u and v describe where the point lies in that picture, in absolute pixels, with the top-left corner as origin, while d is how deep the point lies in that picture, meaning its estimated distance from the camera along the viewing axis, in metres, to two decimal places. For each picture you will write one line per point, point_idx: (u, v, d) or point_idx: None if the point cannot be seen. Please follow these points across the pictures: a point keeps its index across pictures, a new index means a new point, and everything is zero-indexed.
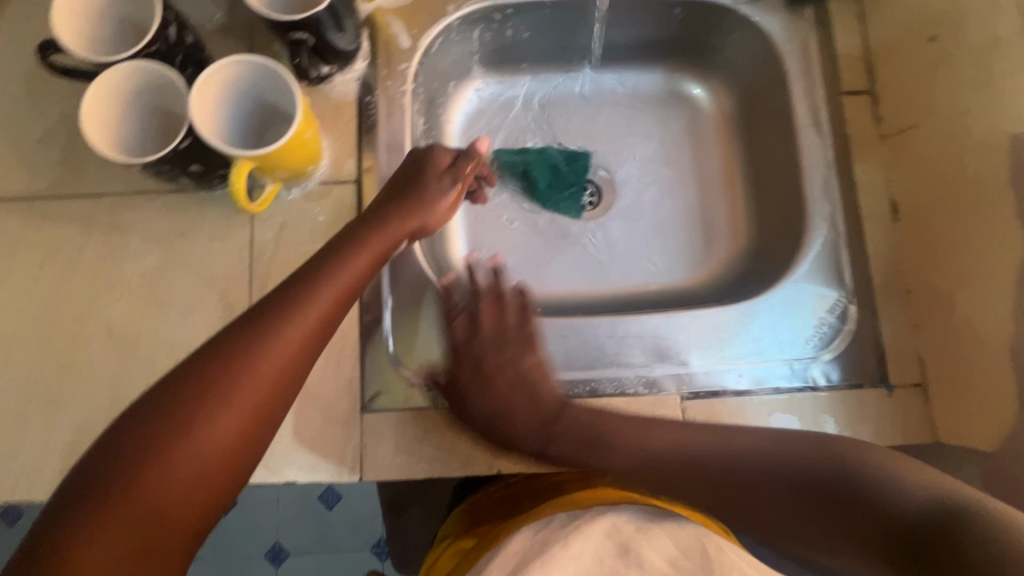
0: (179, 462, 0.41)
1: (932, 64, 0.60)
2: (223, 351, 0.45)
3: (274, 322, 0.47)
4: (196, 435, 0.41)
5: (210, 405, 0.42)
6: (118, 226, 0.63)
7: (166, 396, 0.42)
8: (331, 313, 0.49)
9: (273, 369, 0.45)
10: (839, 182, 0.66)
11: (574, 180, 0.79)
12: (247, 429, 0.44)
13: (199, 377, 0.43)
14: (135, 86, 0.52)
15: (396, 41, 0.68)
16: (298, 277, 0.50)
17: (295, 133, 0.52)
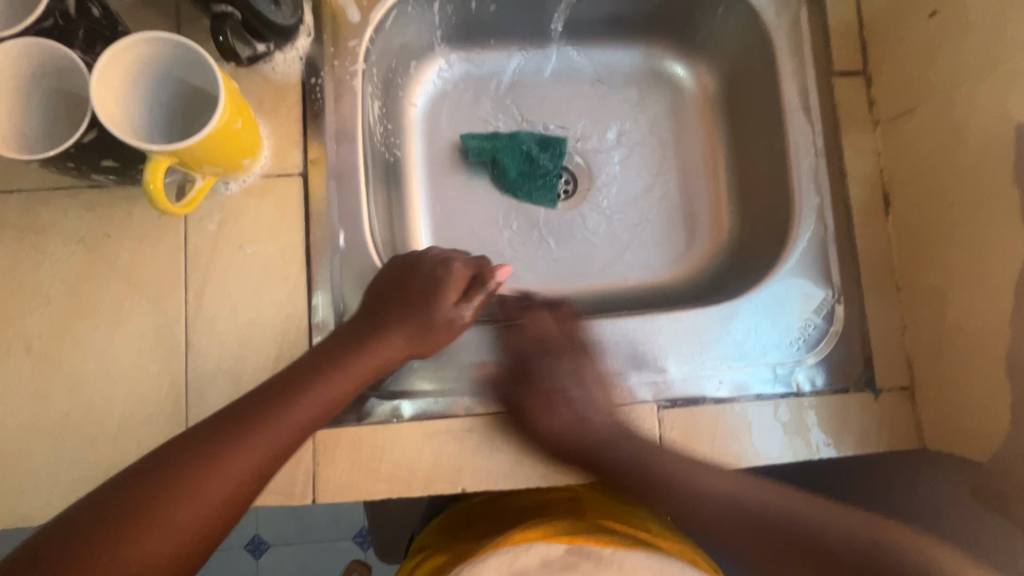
0: (113, 570, 0.38)
1: (931, 42, 0.55)
2: (190, 450, 0.43)
3: (244, 431, 0.44)
4: (136, 539, 0.39)
5: (159, 509, 0.40)
6: (33, 227, 0.56)
7: (125, 488, 0.41)
8: (303, 428, 0.47)
9: (232, 480, 0.43)
10: (828, 172, 0.61)
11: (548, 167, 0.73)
12: (186, 544, 0.40)
13: (160, 475, 0.41)
14: (30, 68, 0.45)
15: (344, 14, 0.60)
16: (282, 378, 0.48)
17: (220, 124, 0.46)
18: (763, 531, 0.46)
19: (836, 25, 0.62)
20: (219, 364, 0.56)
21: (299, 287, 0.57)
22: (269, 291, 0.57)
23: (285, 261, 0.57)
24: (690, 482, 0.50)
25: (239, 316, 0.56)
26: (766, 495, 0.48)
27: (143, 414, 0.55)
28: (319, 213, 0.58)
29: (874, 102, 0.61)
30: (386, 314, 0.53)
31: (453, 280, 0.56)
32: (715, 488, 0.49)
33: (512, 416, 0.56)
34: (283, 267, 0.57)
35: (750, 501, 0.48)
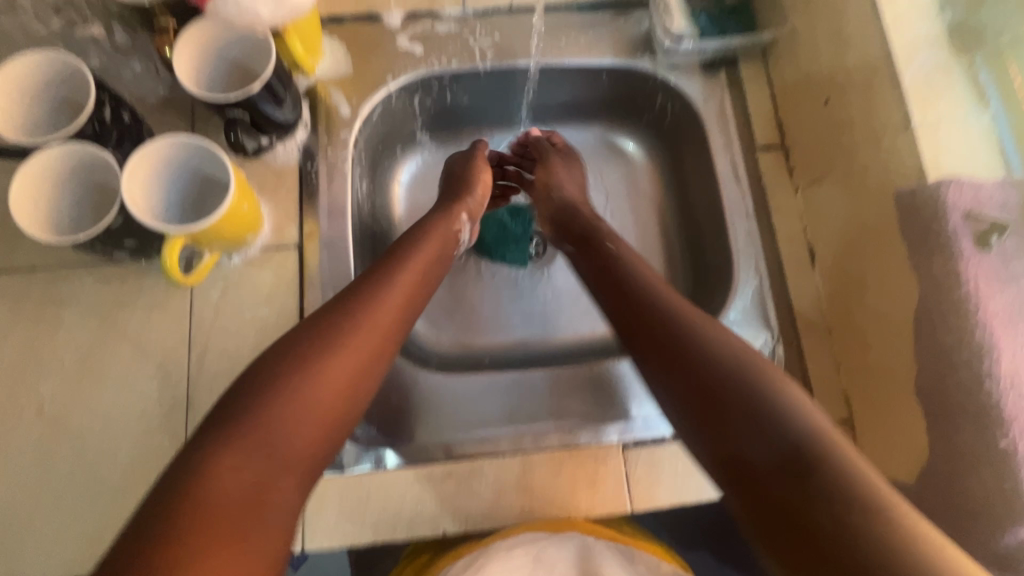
0: (305, 413, 0.45)
1: (829, 125, 0.65)
2: (336, 319, 0.50)
3: (377, 300, 0.53)
4: (315, 387, 0.46)
5: (329, 360, 0.48)
6: (52, 298, 0.62)
7: (291, 349, 0.48)
8: (416, 284, 0.58)
9: (378, 337, 0.51)
10: (759, 230, 0.71)
11: (520, 232, 0.82)
12: (355, 389, 0.49)
13: (323, 338, 0.49)
14: (69, 168, 0.53)
15: (337, 110, 0.70)
16: (385, 266, 0.57)
17: (230, 208, 0.54)
18: (693, 368, 0.48)
19: (756, 108, 0.74)
20: None
21: None
22: (266, 349, 0.63)
23: (282, 323, 0.64)
24: (701, 337, 0.49)
25: (237, 373, 0.62)
26: (734, 347, 0.48)
27: (144, 468, 0.59)
28: (312, 279, 0.65)
29: (793, 171, 0.72)
30: (455, 201, 0.69)
31: (480, 178, 0.73)
32: (720, 338, 0.49)
33: (488, 459, 0.61)
34: (279, 327, 0.63)
35: (727, 353, 0.47)
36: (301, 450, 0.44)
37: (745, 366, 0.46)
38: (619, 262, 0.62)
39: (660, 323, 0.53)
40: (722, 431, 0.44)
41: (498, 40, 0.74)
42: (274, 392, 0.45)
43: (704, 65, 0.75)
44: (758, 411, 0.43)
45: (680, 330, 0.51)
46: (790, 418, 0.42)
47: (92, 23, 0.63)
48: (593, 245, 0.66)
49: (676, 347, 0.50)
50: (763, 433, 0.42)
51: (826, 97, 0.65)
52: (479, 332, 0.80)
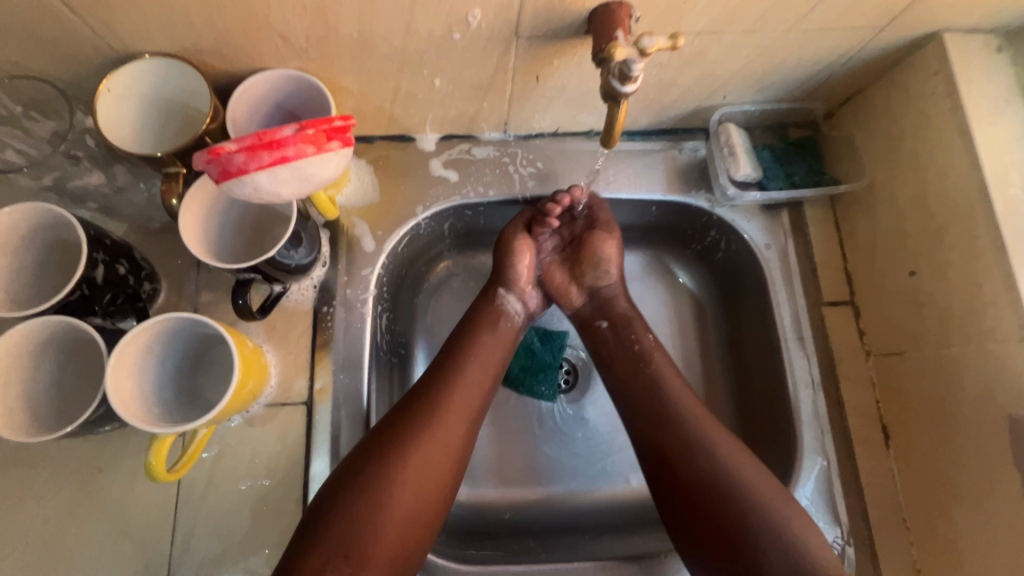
0: (381, 516, 0.48)
1: (913, 299, 0.58)
2: (409, 418, 0.53)
3: (444, 394, 0.55)
4: (388, 490, 0.49)
5: (402, 461, 0.51)
6: (22, 461, 0.54)
7: (368, 451, 0.51)
8: (483, 373, 0.58)
9: (448, 433, 0.54)
10: (826, 402, 0.62)
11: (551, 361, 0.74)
12: (428, 490, 0.51)
13: (397, 440, 0.52)
14: (48, 337, 0.46)
15: (359, 243, 0.63)
16: (450, 355, 0.59)
17: (234, 394, 0.47)
18: (720, 500, 0.51)
19: (824, 258, 0.66)
20: None
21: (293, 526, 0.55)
22: (262, 529, 0.54)
23: (282, 497, 0.55)
24: (729, 467, 0.52)
25: (228, 558, 0.53)
26: (748, 477, 0.51)
27: None
28: (319, 444, 0.57)
29: (865, 333, 0.63)
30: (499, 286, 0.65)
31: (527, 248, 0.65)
32: (738, 466, 0.52)
33: None
34: (279, 503, 0.55)
35: (749, 485, 0.51)
36: (382, 550, 0.48)
37: (760, 493, 0.51)
38: (663, 387, 0.58)
39: (682, 455, 0.54)
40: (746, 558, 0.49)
41: (541, 167, 0.67)
42: (359, 503, 0.48)
43: (766, 205, 0.67)
44: (765, 533, 0.49)
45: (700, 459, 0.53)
46: (803, 553, 0.48)
47: (90, 170, 0.52)
48: (644, 366, 0.60)
49: (702, 482, 0.52)
50: (778, 551, 0.48)
51: (911, 268, 0.58)
52: (502, 482, 0.70)
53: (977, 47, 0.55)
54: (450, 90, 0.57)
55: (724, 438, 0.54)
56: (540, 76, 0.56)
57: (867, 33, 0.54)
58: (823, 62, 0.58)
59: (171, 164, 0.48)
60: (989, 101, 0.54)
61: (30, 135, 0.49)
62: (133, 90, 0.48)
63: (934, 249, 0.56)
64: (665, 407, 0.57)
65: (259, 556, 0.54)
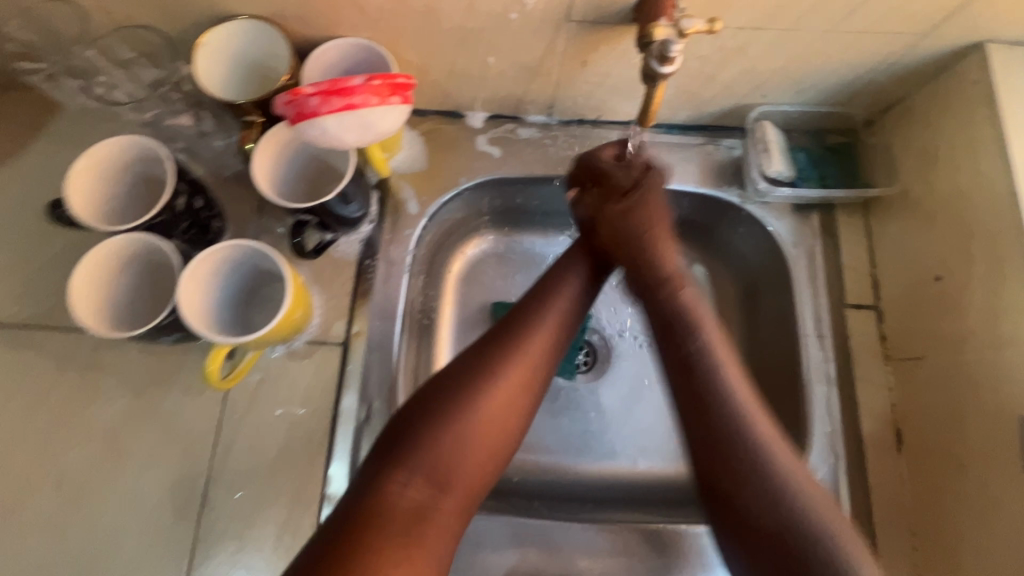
0: (462, 435, 0.49)
1: (937, 304, 0.59)
2: (487, 355, 0.52)
3: (525, 338, 0.53)
4: (464, 424, 0.49)
5: (479, 399, 0.50)
6: (94, 367, 0.61)
7: (445, 386, 0.50)
8: (563, 323, 0.56)
9: (523, 375, 0.52)
10: (841, 400, 0.63)
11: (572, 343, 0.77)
12: (501, 430, 0.50)
13: (482, 365, 0.52)
14: (133, 253, 0.53)
15: (404, 206, 0.68)
16: (530, 304, 0.56)
17: (283, 317, 0.53)
18: (766, 511, 0.46)
19: (851, 261, 0.67)
20: (231, 520, 0.57)
21: (319, 454, 0.60)
22: (292, 452, 0.60)
23: (312, 426, 0.60)
24: (767, 459, 0.47)
25: (260, 473, 0.59)
26: (788, 468, 0.47)
27: (147, 565, 0.56)
28: (350, 382, 0.62)
29: (886, 337, 0.64)
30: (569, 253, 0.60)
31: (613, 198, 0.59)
32: (780, 457, 0.47)
33: None
34: (309, 430, 0.60)
35: (784, 487, 0.46)
36: (458, 479, 0.48)
37: (796, 499, 0.45)
38: (706, 358, 0.52)
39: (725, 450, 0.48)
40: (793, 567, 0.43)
41: (579, 150, 0.71)
42: (441, 425, 0.49)
43: (797, 206, 0.69)
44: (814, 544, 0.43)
45: (746, 463, 0.47)
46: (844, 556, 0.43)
47: (181, 112, 0.61)
48: (681, 344, 0.54)
49: (750, 485, 0.47)
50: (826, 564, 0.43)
51: (938, 273, 0.59)
52: (514, 447, 0.73)
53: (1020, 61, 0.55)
54: (502, 69, 0.62)
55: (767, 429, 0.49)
56: (587, 61, 0.60)
57: (909, 39, 0.55)
58: (864, 66, 0.59)
59: (249, 114, 0.54)
60: None
61: (134, 78, 0.59)
62: (225, 50, 0.55)
63: (962, 256, 0.57)
64: (696, 377, 0.52)
65: (287, 476, 0.59)
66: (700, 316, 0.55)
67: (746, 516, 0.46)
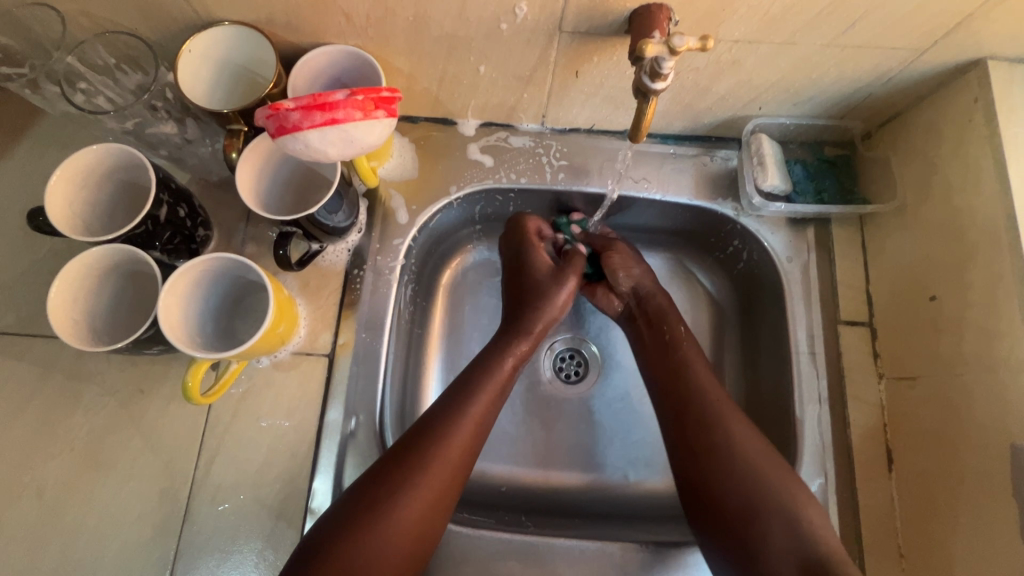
0: (382, 544, 0.49)
1: (931, 324, 0.58)
2: (421, 440, 0.54)
3: (450, 430, 0.55)
4: (382, 528, 0.49)
5: (396, 508, 0.50)
6: (77, 375, 0.60)
7: (366, 486, 0.51)
8: (490, 410, 0.58)
9: (452, 469, 0.54)
10: (832, 418, 0.62)
11: (560, 371, 0.78)
12: (422, 528, 0.51)
13: (410, 458, 0.53)
14: (113, 263, 0.52)
15: (394, 214, 0.67)
16: (451, 397, 0.57)
17: (266, 331, 0.51)
18: (734, 487, 0.53)
19: (845, 277, 0.66)
20: (213, 532, 0.57)
21: (303, 465, 0.59)
22: (275, 464, 0.59)
23: (296, 437, 0.60)
24: (746, 451, 0.54)
25: (243, 487, 0.58)
26: (765, 461, 0.54)
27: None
28: (335, 394, 0.61)
29: (879, 355, 0.63)
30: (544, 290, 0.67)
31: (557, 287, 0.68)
32: (756, 452, 0.54)
33: None
34: (293, 443, 0.59)
35: (756, 474, 0.53)
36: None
37: (763, 480, 0.52)
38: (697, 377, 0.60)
39: (710, 454, 0.55)
40: (747, 530, 0.51)
41: (572, 159, 0.70)
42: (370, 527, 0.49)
43: (792, 220, 0.68)
44: (776, 514, 0.51)
45: (731, 456, 0.54)
46: (803, 526, 0.50)
47: (165, 120, 0.57)
48: (673, 351, 0.63)
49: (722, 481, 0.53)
50: (784, 536, 0.50)
51: (932, 292, 0.58)
52: (503, 458, 0.73)
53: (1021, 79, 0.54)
54: (494, 78, 0.61)
55: (746, 430, 0.56)
56: (579, 72, 0.59)
57: (908, 55, 0.54)
58: (862, 81, 0.58)
59: (234, 122, 0.53)
60: None
61: (118, 85, 0.56)
62: (208, 56, 0.53)
63: (957, 275, 0.56)
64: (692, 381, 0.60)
65: (270, 489, 0.58)
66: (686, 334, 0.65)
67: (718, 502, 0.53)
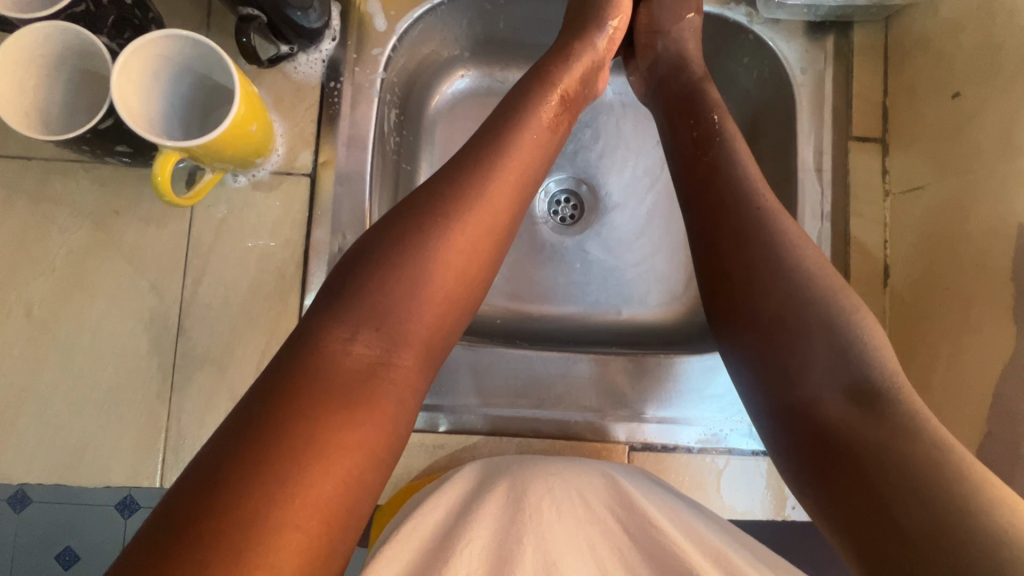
0: (417, 291, 0.42)
1: (949, 124, 0.54)
2: (457, 177, 0.46)
3: (494, 167, 0.47)
4: (421, 269, 0.42)
5: (434, 248, 0.43)
6: (46, 197, 0.57)
7: (401, 223, 0.44)
8: (540, 147, 0.51)
9: (493, 217, 0.46)
10: (833, 235, 0.60)
11: (555, 214, 0.76)
12: (466, 280, 0.44)
13: (447, 197, 0.45)
14: (55, 49, 0.46)
15: (371, 21, 0.61)
16: (495, 129, 0.49)
17: (236, 126, 0.48)
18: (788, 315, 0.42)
19: (861, 90, 0.62)
20: (210, 348, 0.57)
21: (293, 286, 0.58)
22: (264, 283, 0.58)
23: (283, 258, 0.58)
24: (795, 255, 0.45)
25: (232, 304, 0.58)
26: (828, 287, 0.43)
27: (131, 389, 0.56)
28: (321, 215, 0.59)
29: (887, 172, 0.61)
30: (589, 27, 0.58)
31: (617, 7, 0.59)
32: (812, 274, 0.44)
33: (484, 438, 0.59)
34: (281, 263, 0.58)
35: (812, 293, 0.43)
36: (411, 333, 0.42)
37: (822, 302, 0.42)
38: (729, 158, 0.50)
39: (749, 260, 0.45)
40: (790, 371, 0.41)
41: None
42: (394, 274, 0.42)
43: (810, 25, 0.62)
44: (822, 341, 0.41)
45: (768, 251, 0.45)
46: (858, 352, 0.40)
47: None
48: (706, 153, 0.52)
49: (759, 296, 0.44)
50: (825, 368, 0.40)
51: (955, 89, 0.54)
52: (499, 297, 0.73)
53: None
54: None
55: (800, 234, 0.46)
56: None
57: None
58: None
59: None
60: None
61: None
62: None
63: (985, 63, 0.51)
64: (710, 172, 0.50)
65: (262, 309, 0.58)
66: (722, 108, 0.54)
67: (749, 312, 0.44)
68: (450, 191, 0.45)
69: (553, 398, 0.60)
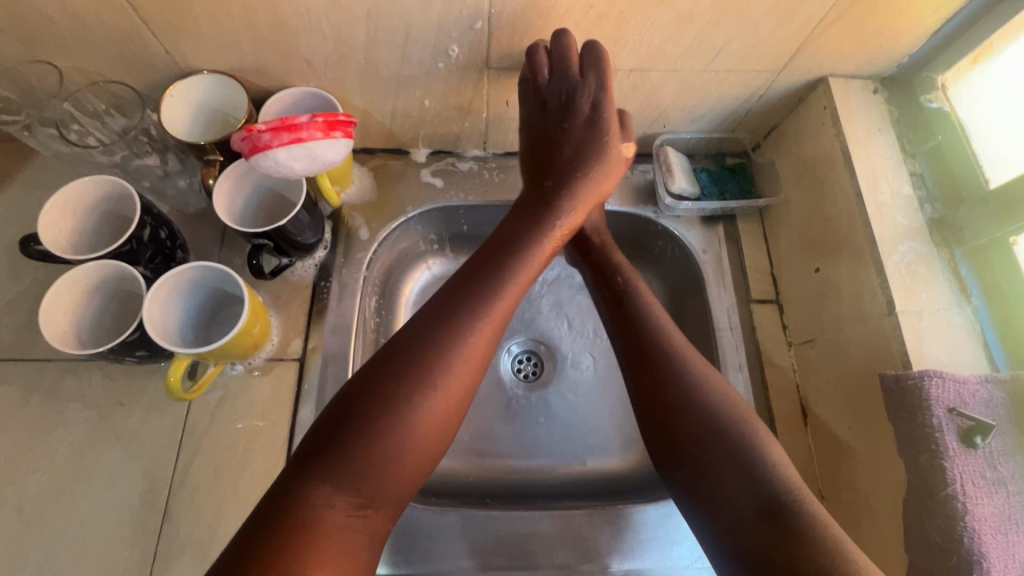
0: (405, 435, 0.47)
1: (819, 291, 0.68)
2: (449, 321, 0.51)
3: (480, 319, 0.52)
4: (410, 419, 0.47)
5: (423, 398, 0.48)
6: (59, 393, 0.64)
7: (394, 371, 0.48)
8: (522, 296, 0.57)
9: (476, 363, 0.51)
10: (752, 382, 0.70)
11: (517, 373, 0.85)
12: (447, 422, 0.50)
13: (439, 344, 0.50)
14: (100, 278, 0.58)
15: (356, 232, 0.76)
16: (481, 276, 0.55)
17: (241, 330, 0.58)
18: (707, 439, 0.53)
19: (752, 263, 0.77)
20: (192, 531, 0.60)
21: (277, 462, 0.63)
22: (251, 461, 0.63)
23: (270, 437, 0.64)
24: (712, 397, 0.55)
25: (218, 484, 0.62)
26: (733, 414, 0.54)
27: None
28: (307, 395, 0.66)
29: (788, 327, 0.73)
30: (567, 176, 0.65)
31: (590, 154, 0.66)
32: (722, 404, 0.55)
33: None
34: (268, 442, 0.64)
35: (720, 423, 0.53)
36: (391, 482, 0.46)
37: (732, 429, 0.53)
38: (639, 313, 0.63)
39: (671, 404, 0.56)
40: (716, 497, 0.51)
41: (504, 176, 0.80)
42: (383, 420, 0.46)
43: (703, 218, 0.79)
44: (733, 466, 0.51)
45: (684, 394, 0.56)
46: (768, 469, 0.50)
47: (149, 154, 0.65)
48: (619, 304, 0.65)
49: (693, 425, 0.54)
50: (740, 483, 0.50)
51: (816, 265, 0.69)
52: (471, 456, 0.78)
53: (855, 91, 0.68)
54: (437, 111, 0.71)
55: (710, 376, 0.58)
56: (509, 102, 0.70)
57: (767, 75, 0.67)
58: (740, 98, 0.71)
59: (211, 153, 0.61)
60: (865, 130, 0.66)
61: (105, 127, 0.64)
62: (188, 101, 0.62)
63: (831, 248, 0.67)
64: (639, 333, 0.61)
65: (246, 487, 0.62)
66: (631, 273, 0.68)
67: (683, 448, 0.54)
68: (442, 338, 0.50)
69: (525, 558, 0.63)
